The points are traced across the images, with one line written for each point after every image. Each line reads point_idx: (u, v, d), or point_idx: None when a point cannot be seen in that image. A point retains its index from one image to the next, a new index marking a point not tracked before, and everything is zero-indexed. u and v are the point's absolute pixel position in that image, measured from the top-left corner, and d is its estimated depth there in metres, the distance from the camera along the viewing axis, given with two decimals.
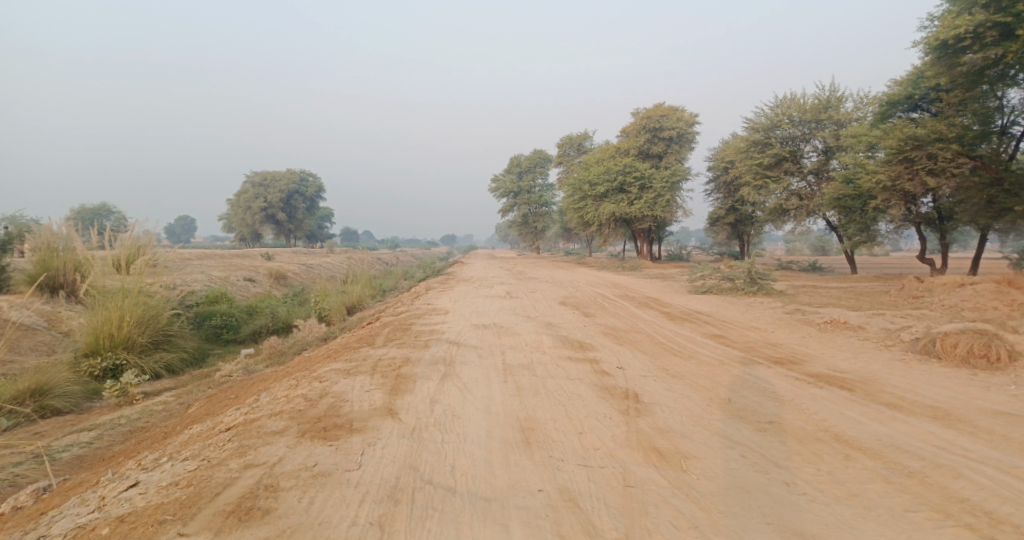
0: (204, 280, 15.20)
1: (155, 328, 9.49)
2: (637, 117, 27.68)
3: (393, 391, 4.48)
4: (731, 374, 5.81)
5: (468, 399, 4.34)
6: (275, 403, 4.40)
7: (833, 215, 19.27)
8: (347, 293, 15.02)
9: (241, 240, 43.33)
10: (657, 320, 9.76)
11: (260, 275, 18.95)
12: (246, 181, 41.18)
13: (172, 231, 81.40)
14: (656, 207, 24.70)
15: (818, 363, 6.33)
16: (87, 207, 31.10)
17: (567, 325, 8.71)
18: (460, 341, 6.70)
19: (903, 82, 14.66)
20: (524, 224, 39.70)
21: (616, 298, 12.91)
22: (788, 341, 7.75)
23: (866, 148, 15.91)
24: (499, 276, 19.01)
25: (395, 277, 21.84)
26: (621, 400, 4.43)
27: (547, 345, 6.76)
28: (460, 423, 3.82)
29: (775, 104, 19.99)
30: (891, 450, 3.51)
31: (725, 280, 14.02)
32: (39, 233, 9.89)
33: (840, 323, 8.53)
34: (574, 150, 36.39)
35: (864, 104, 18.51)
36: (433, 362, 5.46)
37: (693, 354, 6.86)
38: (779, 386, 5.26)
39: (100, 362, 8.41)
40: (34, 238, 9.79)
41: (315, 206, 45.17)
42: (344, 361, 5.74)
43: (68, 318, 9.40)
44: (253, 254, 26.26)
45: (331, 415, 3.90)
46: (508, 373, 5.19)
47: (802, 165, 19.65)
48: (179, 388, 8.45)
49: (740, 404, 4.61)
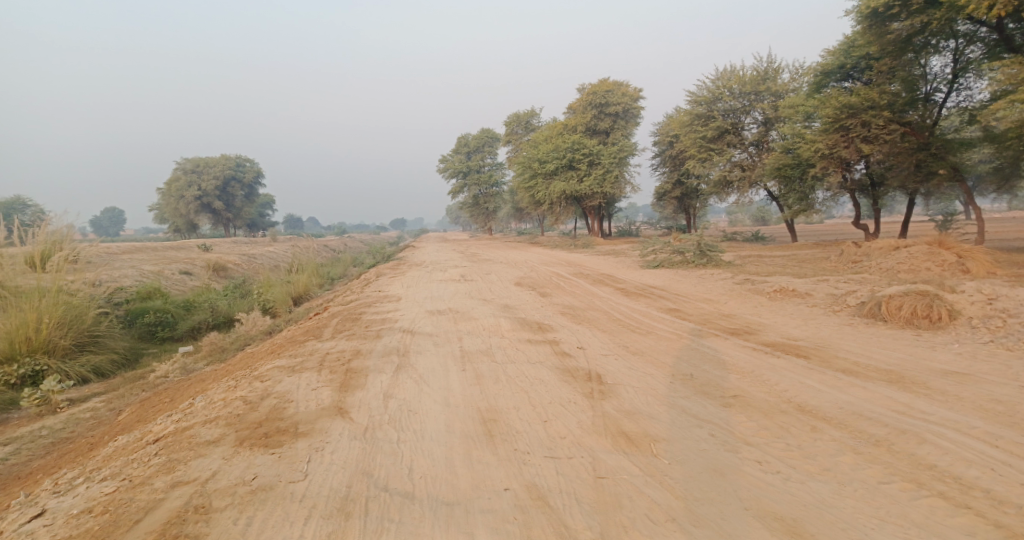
0: (134, 275, 14.04)
1: (79, 329, 8.68)
2: (583, 93, 27.55)
3: (342, 388, 4.15)
4: (690, 347, 5.82)
5: (424, 391, 4.08)
6: (211, 407, 3.98)
7: (774, 186, 19.96)
8: (292, 282, 14.26)
9: (175, 232, 40.60)
10: (613, 296, 9.76)
11: (196, 267, 17.74)
12: (174, 168, 38.38)
13: (97, 224, 75.93)
14: (606, 183, 24.83)
15: (772, 332, 6.45)
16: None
17: (524, 306, 8.54)
18: (415, 329, 6.40)
19: (835, 51, 15.15)
20: (476, 205, 39.19)
21: (571, 275, 12.86)
22: (741, 311, 7.90)
23: (804, 118, 16.44)
24: (452, 258, 18.62)
25: (344, 264, 21.04)
26: (584, 383, 4.30)
27: (506, 328, 6.56)
28: (417, 419, 3.56)
29: (716, 76, 20.35)
30: (854, 419, 3.55)
31: (676, 253, 14.25)
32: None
33: (789, 291, 8.79)
34: (521, 128, 36.00)
35: (799, 75, 19.10)
36: (385, 354, 5.13)
37: (651, 329, 6.85)
38: (738, 357, 5.29)
39: (17, 369, 7.52)
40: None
41: (254, 193, 42.83)
42: (289, 356, 5.32)
43: None
44: (189, 245, 24.61)
45: (274, 418, 3.54)
46: (466, 361, 4.95)
47: (743, 137, 20.17)
48: (110, 393, 7.70)
49: (703, 379, 4.59)
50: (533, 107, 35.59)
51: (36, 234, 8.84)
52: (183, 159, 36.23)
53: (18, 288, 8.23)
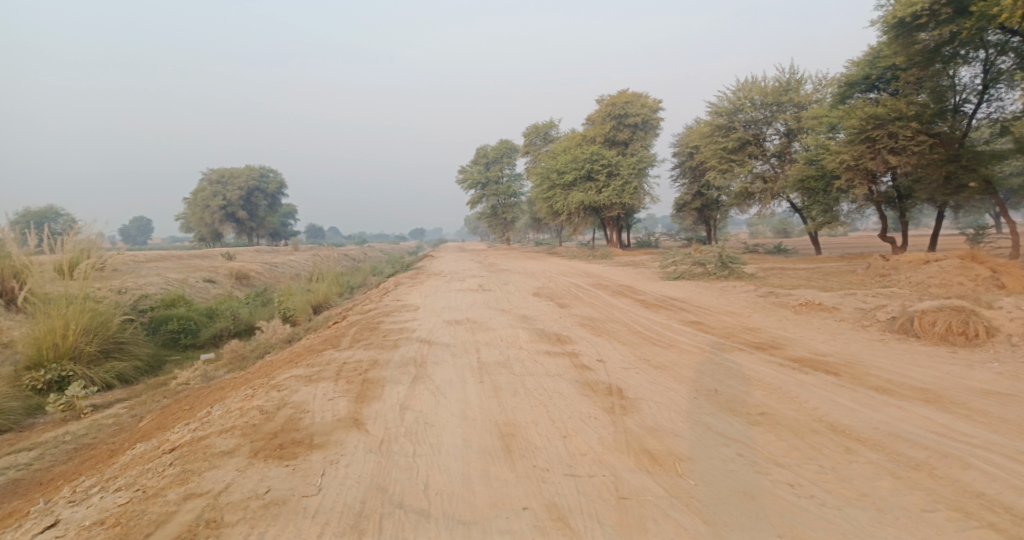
0: (159, 283, 14.32)
1: (104, 336, 8.83)
2: (602, 104, 27.54)
3: (359, 399, 4.11)
4: (713, 361, 5.65)
5: (441, 403, 4.01)
6: (228, 417, 3.97)
7: (797, 197, 19.59)
8: (312, 291, 14.39)
9: (200, 241, 41.52)
10: (633, 308, 9.60)
11: (220, 276, 18.06)
12: (201, 178, 39.36)
13: (126, 233, 78.18)
14: (625, 194, 24.67)
15: (799, 347, 6.24)
16: (30, 211, 29.15)
17: (542, 317, 8.44)
18: (432, 339, 6.35)
19: (860, 62, 14.87)
20: (494, 215, 39.30)
21: (589, 287, 12.72)
22: (765, 325, 7.69)
23: (828, 129, 16.14)
24: (469, 268, 18.62)
25: (363, 274, 21.20)
26: (605, 397, 4.18)
27: (524, 339, 6.47)
28: (433, 432, 3.48)
29: (737, 87, 20.15)
30: (891, 440, 3.37)
31: (697, 265, 14.02)
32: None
33: (816, 304, 8.53)
34: (540, 139, 36.10)
35: (822, 86, 18.79)
36: (402, 364, 5.09)
37: (673, 343, 6.69)
38: (764, 373, 5.11)
39: (44, 375, 7.68)
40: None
41: (277, 203, 43.64)
42: (306, 365, 5.31)
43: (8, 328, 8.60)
44: (213, 254, 25.08)
45: (289, 429, 3.50)
46: (483, 373, 4.87)
47: (765, 148, 19.87)
48: (132, 400, 7.80)
49: (727, 394, 4.43)
50: (551, 118, 35.67)
51: (65, 243, 9.05)
52: (209, 170, 37.11)
53: (47, 295, 8.49)
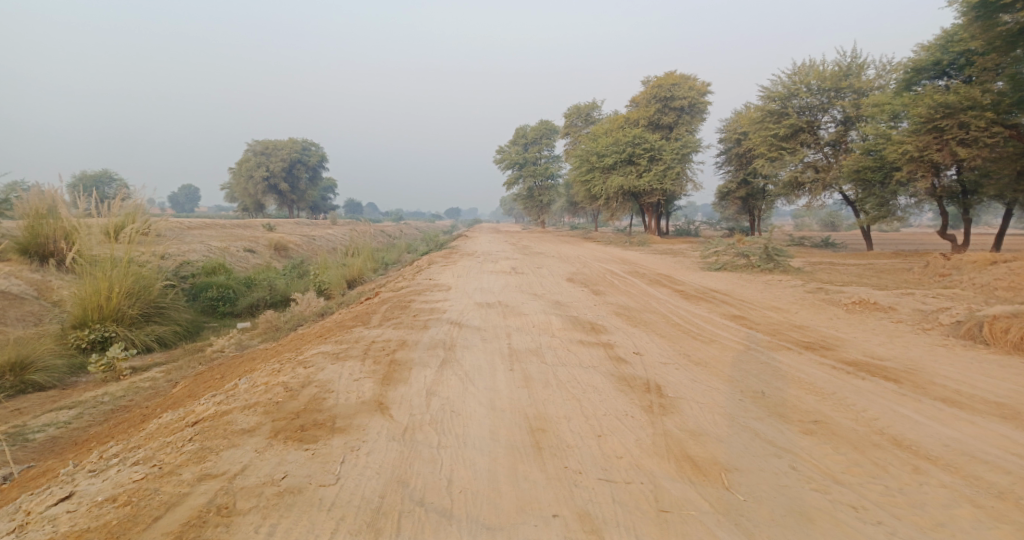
0: (202, 251, 14.69)
1: (146, 299, 9.05)
2: (647, 86, 26.55)
3: (384, 381, 3.97)
4: (758, 359, 5.28)
5: (469, 391, 3.83)
6: (253, 392, 3.90)
7: (851, 189, 18.44)
8: (347, 266, 14.50)
9: (243, 211, 42.77)
10: (671, 298, 9.19)
11: (260, 246, 18.46)
12: (246, 150, 40.31)
13: (176, 200, 81.64)
14: (665, 180, 23.84)
15: (852, 349, 5.77)
16: (87, 175, 30.53)
17: (576, 304, 8.16)
18: (462, 321, 6.17)
19: (931, 46, 13.70)
20: (530, 197, 38.86)
21: (625, 274, 12.32)
22: (814, 323, 7.19)
23: (890, 118, 15.01)
24: (503, 250, 18.43)
25: (398, 250, 21.31)
26: (643, 394, 3.90)
27: (556, 326, 6.21)
28: (460, 421, 3.31)
29: (793, 71, 19.00)
30: (966, 461, 2.98)
31: (739, 257, 13.39)
32: (26, 198, 9.39)
33: (870, 303, 7.94)
34: (580, 121, 35.28)
35: (887, 71, 17.48)
36: (430, 346, 4.93)
37: (714, 337, 6.30)
38: (815, 375, 4.72)
39: (88, 334, 7.96)
40: (20, 203, 9.25)
41: (317, 177, 44.31)
42: (334, 342, 5.22)
43: (58, 287, 8.95)
44: (255, 224, 25.70)
45: (312, 409, 3.39)
46: (514, 360, 4.65)
47: (819, 136, 18.72)
48: (169, 364, 7.98)
49: (777, 398, 4.08)
50: (594, 99, 34.75)
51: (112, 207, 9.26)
52: (254, 141, 37.88)
53: (94, 257, 8.71)
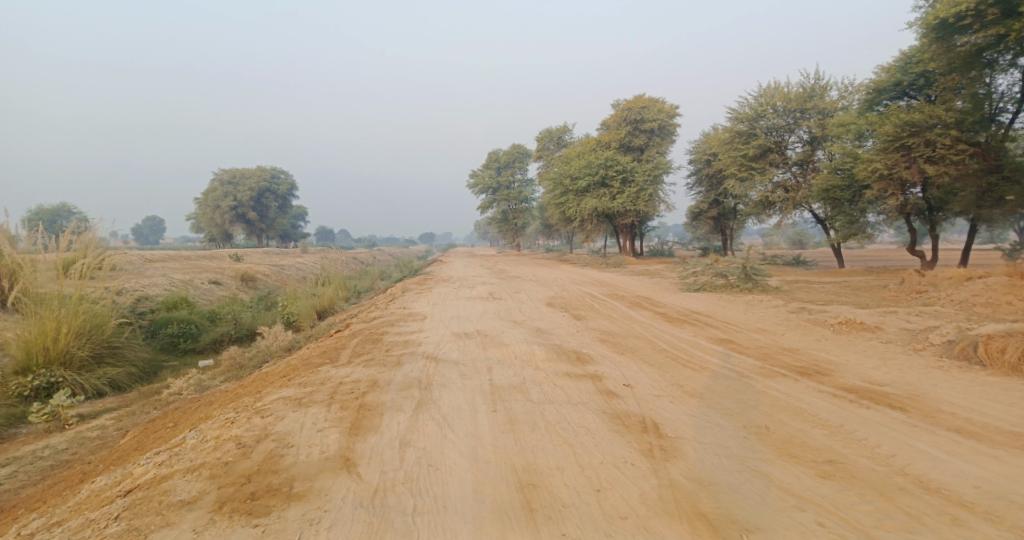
0: (163, 283, 13.91)
1: (98, 339, 8.33)
2: (618, 109, 26.95)
3: (352, 430, 3.53)
4: (755, 388, 5.01)
5: (449, 439, 3.43)
6: (199, 449, 3.39)
7: (820, 208, 18.78)
8: (317, 295, 13.88)
9: (210, 241, 41.47)
10: (655, 322, 8.94)
11: (226, 277, 17.65)
12: (213, 178, 39.27)
13: (140, 232, 79.45)
14: (639, 201, 23.99)
15: (848, 373, 5.56)
16: (43, 209, 29.15)
17: (558, 331, 7.82)
18: (439, 355, 5.75)
19: (891, 67, 14.19)
20: (505, 220, 38.72)
21: (605, 297, 12.07)
22: (804, 345, 7.01)
23: (855, 137, 15.37)
24: (480, 274, 18.06)
25: (371, 278, 20.72)
26: (640, 435, 3.57)
27: (541, 357, 5.85)
28: (439, 479, 2.92)
29: (759, 93, 19.47)
30: (1004, 508, 2.73)
31: (718, 277, 13.32)
32: None
33: (856, 323, 7.82)
34: (553, 144, 35.57)
35: (848, 93, 18.04)
36: (405, 386, 4.50)
37: (705, 364, 6.02)
38: (817, 405, 4.46)
39: (32, 381, 7.20)
40: None
41: (287, 204, 43.37)
42: (298, 384, 4.71)
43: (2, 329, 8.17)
44: (222, 254, 24.78)
45: (267, 470, 2.92)
46: (497, 399, 4.25)
47: (787, 156, 19.11)
48: (121, 410, 7.28)
49: (783, 433, 3.80)
50: (565, 123, 35.17)
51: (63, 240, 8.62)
52: (221, 170, 36.93)
53: (41, 295, 8.02)
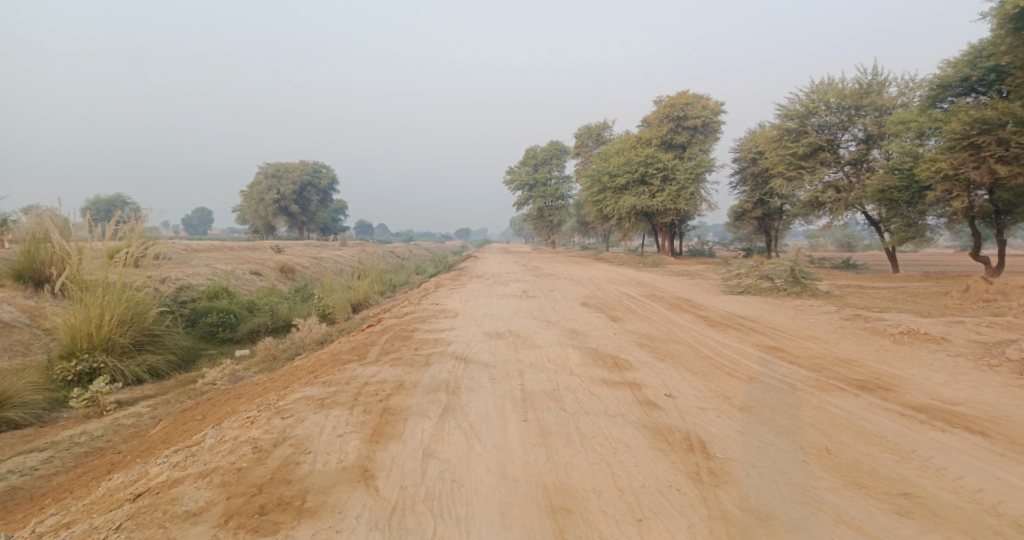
0: (206, 274, 14.27)
1: (139, 327, 8.47)
2: (659, 106, 26.16)
3: (373, 436, 3.34)
4: (810, 403, 4.52)
5: (476, 450, 3.18)
6: (216, 451, 3.27)
7: (874, 209, 17.61)
8: (352, 289, 13.93)
9: (254, 233, 42.84)
10: (696, 326, 8.46)
11: (267, 268, 18.03)
12: (257, 172, 40.41)
13: (191, 223, 83.26)
14: (679, 200, 23.21)
15: (915, 390, 4.98)
16: (102, 199, 30.71)
17: (593, 333, 7.46)
18: (468, 356, 5.50)
19: (957, 62, 13.04)
20: (540, 217, 38.37)
21: (643, 298, 11.61)
22: (861, 356, 6.42)
23: (915, 135, 14.31)
24: (514, 271, 17.84)
25: (406, 272, 20.78)
26: (686, 455, 3.21)
27: (574, 362, 5.51)
28: (461, 497, 2.68)
29: (810, 89, 18.46)
30: None
31: (763, 280, 12.62)
32: (23, 223, 9.05)
33: (919, 333, 7.14)
34: (591, 141, 34.97)
35: (909, 88, 16.85)
36: (432, 389, 4.28)
37: (753, 375, 5.55)
38: (883, 425, 3.96)
39: (75, 366, 7.37)
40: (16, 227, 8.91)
41: (328, 198, 44.24)
42: (323, 383, 4.56)
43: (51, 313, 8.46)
44: (264, 246, 25.42)
45: (280, 481, 2.77)
46: (529, 407, 3.97)
47: (839, 155, 18.01)
48: (158, 397, 7.37)
49: (847, 457, 3.34)
50: (604, 119, 34.50)
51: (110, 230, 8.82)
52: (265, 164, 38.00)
53: (86, 282, 8.21)
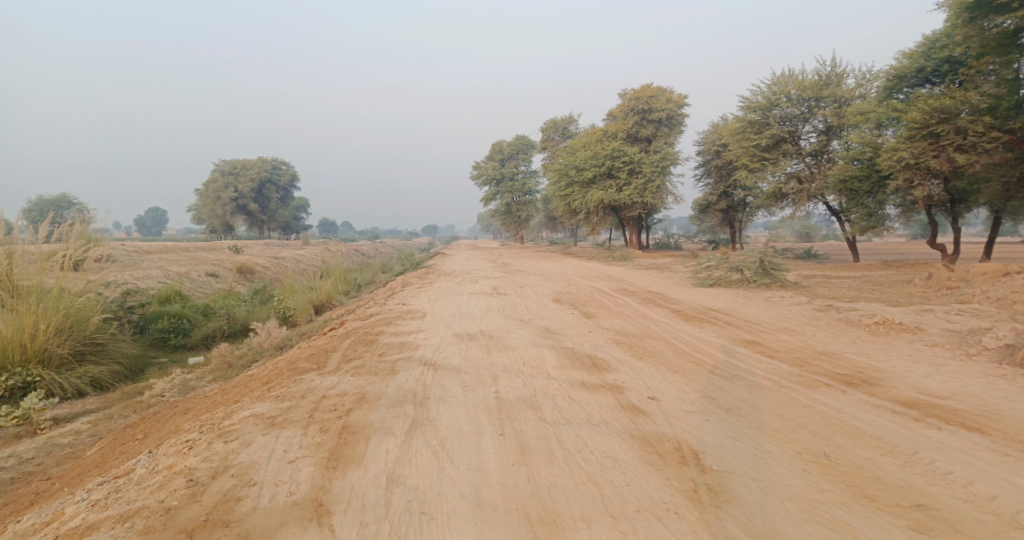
0: (156, 276, 13.33)
1: (80, 336, 7.64)
2: (625, 98, 26.13)
3: (330, 459, 2.93)
4: (798, 401, 4.34)
5: (448, 473, 2.83)
6: (143, 484, 2.79)
7: (835, 199, 17.95)
8: (315, 289, 13.24)
9: (212, 232, 41.02)
10: (671, 320, 8.29)
11: (223, 269, 17.04)
12: (213, 170, 38.64)
13: (143, 223, 79.69)
14: (646, 193, 23.25)
15: (900, 384, 4.89)
16: (43, 199, 28.81)
17: (569, 332, 7.17)
18: (438, 361, 5.12)
19: (913, 53, 13.38)
20: (508, 213, 37.99)
21: (615, 292, 11.41)
22: (839, 349, 6.35)
23: (874, 126, 14.62)
24: (482, 268, 17.42)
25: (372, 271, 20.07)
26: (680, 470, 2.95)
27: (551, 364, 5.20)
28: (433, 534, 2.34)
29: (772, 81, 18.68)
30: None
31: (733, 271, 12.61)
32: None
33: (894, 324, 7.13)
34: (558, 135, 34.80)
35: (866, 80, 17.22)
36: (398, 401, 3.89)
37: (737, 372, 5.35)
38: (877, 425, 3.81)
39: (7, 380, 6.56)
40: None
41: (289, 196, 42.62)
42: (275, 398, 4.08)
43: None
44: (221, 246, 24.18)
45: (216, 524, 2.35)
46: (505, 418, 3.63)
47: (801, 146, 18.31)
48: (100, 412, 6.58)
49: (848, 464, 3.16)
50: (571, 113, 34.37)
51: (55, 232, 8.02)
52: (222, 160, 36.48)
53: (19, 288, 7.33)
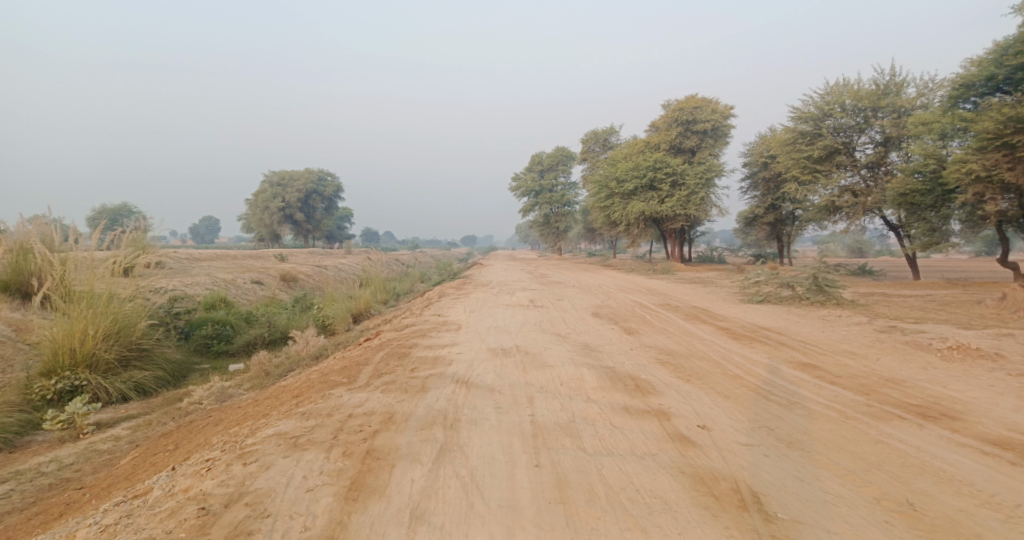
0: (204, 283, 13.73)
1: (126, 341, 7.76)
2: (667, 109, 25.54)
3: (350, 489, 2.72)
4: (870, 436, 3.85)
5: (477, 511, 2.56)
6: (155, 510, 2.65)
7: (895, 213, 16.82)
8: (353, 298, 13.32)
9: (260, 241, 42.56)
10: (718, 339, 7.77)
11: (267, 277, 17.42)
12: (263, 181, 40.14)
13: (197, 232, 83.91)
14: (689, 205, 22.53)
15: (986, 418, 4.31)
16: (107, 208, 30.60)
17: (608, 349, 6.81)
18: (470, 379, 4.87)
19: (981, 61, 12.32)
20: (546, 224, 37.69)
21: (657, 308, 10.91)
22: (909, 375, 5.74)
23: (937, 137, 13.63)
24: (520, 279, 17.19)
25: (410, 281, 20.14)
26: (739, 517, 2.59)
27: (590, 384, 4.87)
28: None
29: (826, 91, 17.80)
30: None
31: (784, 288, 11.87)
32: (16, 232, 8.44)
33: (971, 349, 6.42)
34: (598, 146, 34.39)
35: (930, 89, 16.13)
36: (427, 423, 3.65)
37: (796, 398, 4.86)
38: (967, 468, 3.31)
39: (56, 384, 6.72)
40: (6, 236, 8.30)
41: (333, 206, 43.78)
42: (301, 415, 3.91)
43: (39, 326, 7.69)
44: (268, 254, 24.92)
45: None
46: (541, 446, 3.34)
47: (856, 158, 17.30)
48: (141, 418, 6.65)
49: (938, 516, 2.71)
50: (612, 125, 33.93)
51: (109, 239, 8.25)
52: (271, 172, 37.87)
53: (72, 292, 7.50)
